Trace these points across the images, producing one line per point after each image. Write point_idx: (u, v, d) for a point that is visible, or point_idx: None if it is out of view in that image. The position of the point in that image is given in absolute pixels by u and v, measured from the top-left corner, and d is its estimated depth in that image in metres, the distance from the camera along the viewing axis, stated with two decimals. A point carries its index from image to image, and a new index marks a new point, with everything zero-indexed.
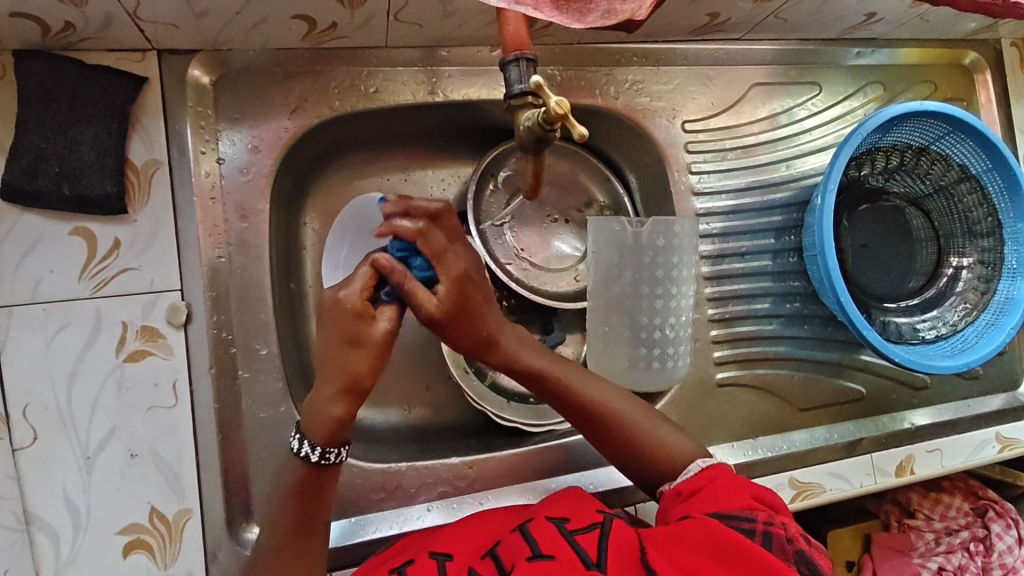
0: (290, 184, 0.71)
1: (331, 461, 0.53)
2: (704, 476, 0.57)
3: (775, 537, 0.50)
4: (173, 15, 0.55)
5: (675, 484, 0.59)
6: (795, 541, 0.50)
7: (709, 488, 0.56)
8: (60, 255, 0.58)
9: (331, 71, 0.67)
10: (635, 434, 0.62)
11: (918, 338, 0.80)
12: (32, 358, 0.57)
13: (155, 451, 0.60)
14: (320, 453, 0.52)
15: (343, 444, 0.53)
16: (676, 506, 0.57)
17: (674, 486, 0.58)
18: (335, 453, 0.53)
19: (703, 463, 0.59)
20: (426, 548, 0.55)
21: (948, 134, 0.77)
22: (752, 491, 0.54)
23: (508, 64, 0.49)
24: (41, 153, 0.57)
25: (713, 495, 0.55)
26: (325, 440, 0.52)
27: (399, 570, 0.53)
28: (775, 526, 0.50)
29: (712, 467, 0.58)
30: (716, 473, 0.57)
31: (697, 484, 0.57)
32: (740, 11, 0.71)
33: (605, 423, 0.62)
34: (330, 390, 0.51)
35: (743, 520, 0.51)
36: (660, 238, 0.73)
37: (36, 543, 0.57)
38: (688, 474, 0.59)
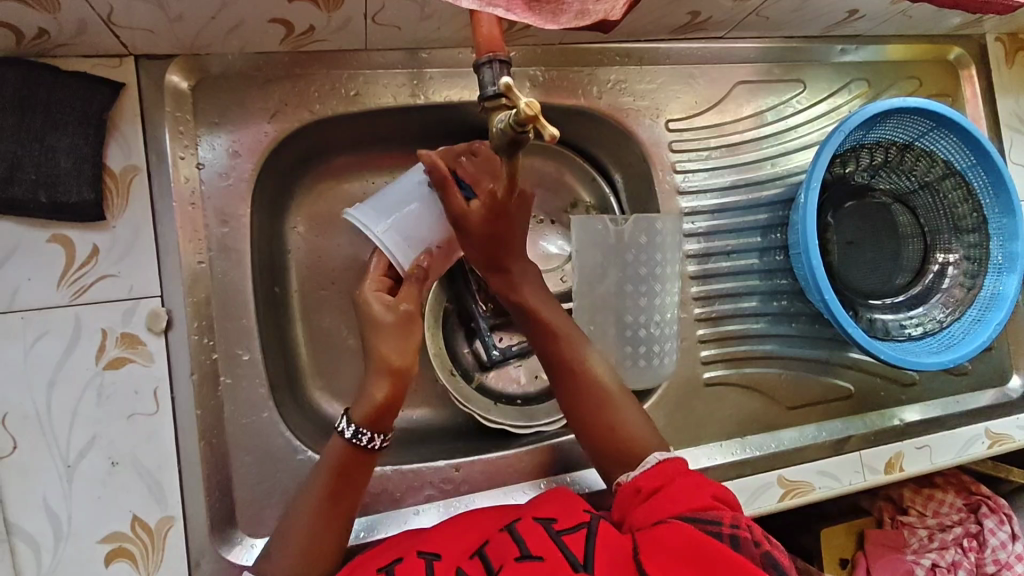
0: (272, 187, 0.71)
1: (363, 444, 0.56)
2: (661, 472, 0.57)
3: (742, 538, 0.49)
4: (148, 20, 0.55)
5: (635, 476, 0.59)
6: (761, 543, 0.49)
7: (669, 487, 0.55)
8: (37, 262, 0.58)
9: (311, 74, 0.67)
10: (615, 413, 0.63)
11: (904, 334, 0.80)
12: (10, 366, 0.57)
13: (137, 459, 0.60)
14: (354, 431, 0.56)
15: (381, 433, 0.56)
16: (636, 504, 0.56)
17: (633, 480, 0.58)
18: (368, 437, 0.56)
19: (660, 456, 0.60)
20: (414, 547, 0.55)
21: (932, 129, 0.77)
22: (712, 492, 0.54)
23: (481, 66, 0.48)
24: (17, 160, 0.57)
25: (675, 497, 0.54)
26: (365, 422, 0.56)
27: (388, 569, 0.52)
28: (740, 528, 0.50)
29: (668, 461, 0.59)
30: (673, 469, 0.58)
31: (655, 482, 0.57)
32: (721, 9, 0.70)
33: (598, 398, 0.64)
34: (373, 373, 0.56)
35: (710, 523, 0.50)
36: (643, 236, 0.73)
37: (17, 553, 0.57)
38: (646, 466, 0.59)
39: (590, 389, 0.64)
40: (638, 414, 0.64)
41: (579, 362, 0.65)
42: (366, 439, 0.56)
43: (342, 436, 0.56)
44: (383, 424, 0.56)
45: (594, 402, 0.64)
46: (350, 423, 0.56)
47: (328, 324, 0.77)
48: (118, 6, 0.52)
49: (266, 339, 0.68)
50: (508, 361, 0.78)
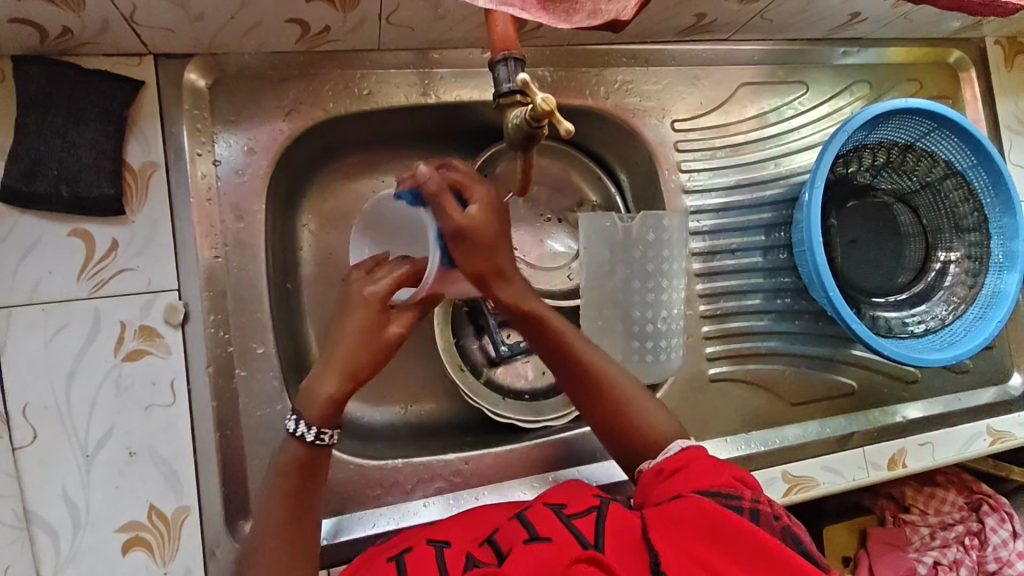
0: (286, 185, 0.73)
1: (324, 442, 0.55)
2: (684, 455, 0.58)
3: (763, 513, 0.50)
4: (169, 19, 0.56)
5: (656, 462, 0.60)
6: (780, 517, 0.51)
7: (691, 466, 0.57)
8: (58, 256, 0.59)
9: (325, 74, 0.68)
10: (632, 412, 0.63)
11: (907, 331, 0.81)
12: (30, 358, 0.58)
13: (153, 449, 0.61)
14: (315, 433, 0.54)
15: (336, 428, 0.56)
16: (659, 484, 0.58)
17: (655, 464, 0.59)
18: (328, 435, 0.55)
19: (683, 443, 0.60)
20: (425, 536, 0.56)
21: (933, 130, 0.78)
22: (735, 471, 0.56)
23: (497, 63, 0.50)
24: (40, 156, 0.58)
25: (695, 475, 0.55)
26: (319, 419, 0.55)
27: (398, 556, 0.53)
28: (761, 503, 0.51)
29: (690, 447, 0.60)
30: (695, 452, 0.59)
31: (677, 463, 0.58)
32: (726, 11, 0.72)
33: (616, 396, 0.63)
34: (330, 369, 0.55)
35: (732, 498, 0.51)
36: (651, 232, 0.73)
37: (36, 541, 0.58)
38: (667, 452, 0.60)
39: (607, 391, 0.63)
40: (656, 410, 0.63)
41: (595, 364, 0.63)
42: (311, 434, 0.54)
43: (297, 435, 0.55)
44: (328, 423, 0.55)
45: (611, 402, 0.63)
46: (304, 423, 0.54)
47: None
48: (141, 5, 0.53)
49: (279, 334, 0.69)
50: (516, 356, 0.80)
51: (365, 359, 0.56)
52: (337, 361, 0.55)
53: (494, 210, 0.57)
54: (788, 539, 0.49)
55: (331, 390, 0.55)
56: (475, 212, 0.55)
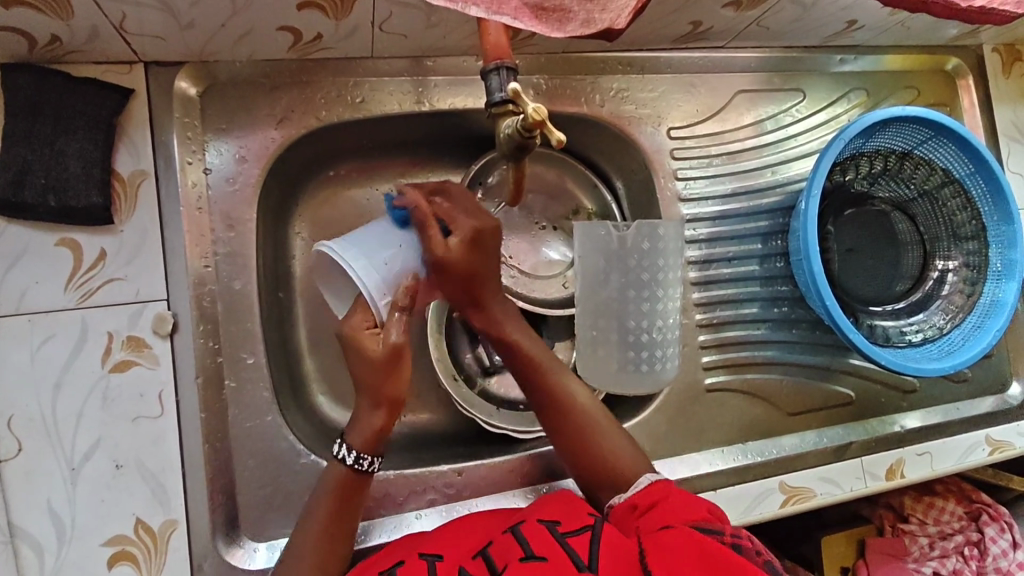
0: (278, 193, 0.72)
1: (364, 468, 0.57)
2: (657, 489, 0.58)
3: (745, 546, 0.49)
4: (159, 27, 0.55)
5: (628, 497, 0.59)
6: (763, 552, 0.50)
7: (665, 502, 0.56)
8: (45, 265, 0.58)
9: (318, 81, 0.67)
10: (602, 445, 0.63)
11: (904, 341, 0.81)
12: (17, 369, 0.57)
13: (141, 462, 0.60)
14: (355, 457, 0.56)
15: (377, 456, 0.57)
16: (633, 521, 0.57)
17: (627, 499, 0.59)
18: (368, 461, 0.57)
19: (652, 477, 0.60)
20: (416, 549, 0.55)
21: (931, 138, 0.78)
22: (710, 508, 0.55)
23: (489, 73, 0.49)
24: (27, 165, 0.57)
25: (673, 511, 0.54)
26: (364, 447, 0.56)
27: (390, 570, 0.52)
28: (742, 538, 0.51)
29: (660, 481, 0.59)
30: (669, 488, 0.58)
31: (651, 498, 0.57)
32: (723, 19, 0.71)
33: (586, 431, 0.63)
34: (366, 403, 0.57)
35: (713, 532, 0.51)
36: (645, 241, 0.71)
37: (21, 555, 0.57)
38: (637, 487, 0.59)
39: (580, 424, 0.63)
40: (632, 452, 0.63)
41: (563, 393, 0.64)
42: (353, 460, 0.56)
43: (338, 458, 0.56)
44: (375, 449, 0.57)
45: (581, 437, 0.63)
46: (347, 448, 0.56)
47: (330, 330, 0.77)
48: (131, 14, 0.53)
49: (270, 344, 0.69)
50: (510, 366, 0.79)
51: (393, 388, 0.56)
52: (368, 395, 0.56)
53: (479, 246, 0.57)
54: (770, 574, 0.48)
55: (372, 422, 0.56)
56: (456, 245, 0.56)
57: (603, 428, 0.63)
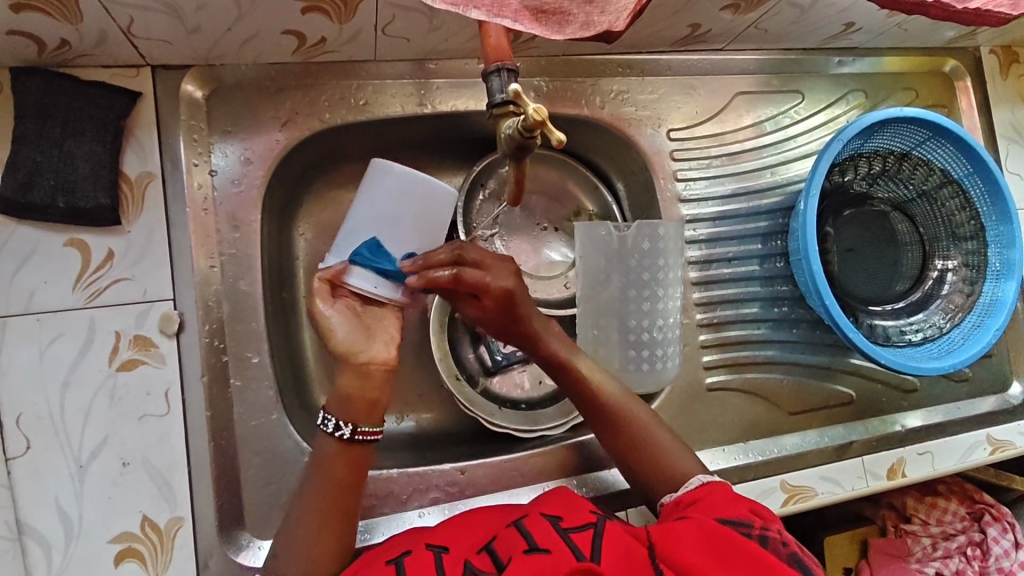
0: (282, 195, 0.73)
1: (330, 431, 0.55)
2: (701, 488, 0.59)
3: (771, 539, 0.52)
4: (167, 31, 0.56)
5: (675, 496, 0.61)
6: (789, 544, 0.52)
7: (706, 497, 0.58)
8: (53, 266, 0.59)
9: (321, 84, 0.68)
10: (651, 446, 0.64)
11: (904, 340, 0.81)
12: (26, 367, 0.58)
13: (147, 460, 0.61)
14: (324, 419, 0.56)
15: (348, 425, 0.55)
16: (675, 515, 0.59)
17: (674, 497, 0.60)
18: (331, 424, 0.55)
19: (703, 478, 0.61)
20: (422, 541, 0.55)
21: (929, 139, 0.78)
22: (746, 503, 0.56)
23: (490, 74, 0.50)
24: (36, 167, 0.58)
25: (708, 505, 0.56)
26: (334, 410, 0.56)
27: (396, 559, 0.52)
28: (770, 531, 0.53)
29: (709, 481, 0.60)
30: (712, 484, 0.60)
31: (694, 495, 0.59)
32: (721, 21, 0.72)
33: (632, 433, 0.65)
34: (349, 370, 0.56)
35: (743, 525, 0.53)
36: (646, 241, 0.73)
37: (29, 552, 0.57)
38: (688, 486, 0.61)
39: (624, 423, 0.65)
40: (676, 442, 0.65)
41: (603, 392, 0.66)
42: (332, 426, 0.55)
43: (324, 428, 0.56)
44: (359, 418, 0.55)
45: (629, 439, 0.65)
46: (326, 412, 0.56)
47: None
48: (139, 17, 0.54)
49: (275, 344, 0.70)
50: (511, 365, 0.80)
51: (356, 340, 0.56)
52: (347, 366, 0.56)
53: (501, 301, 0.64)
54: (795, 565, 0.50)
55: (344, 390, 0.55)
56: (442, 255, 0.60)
57: (650, 431, 0.65)
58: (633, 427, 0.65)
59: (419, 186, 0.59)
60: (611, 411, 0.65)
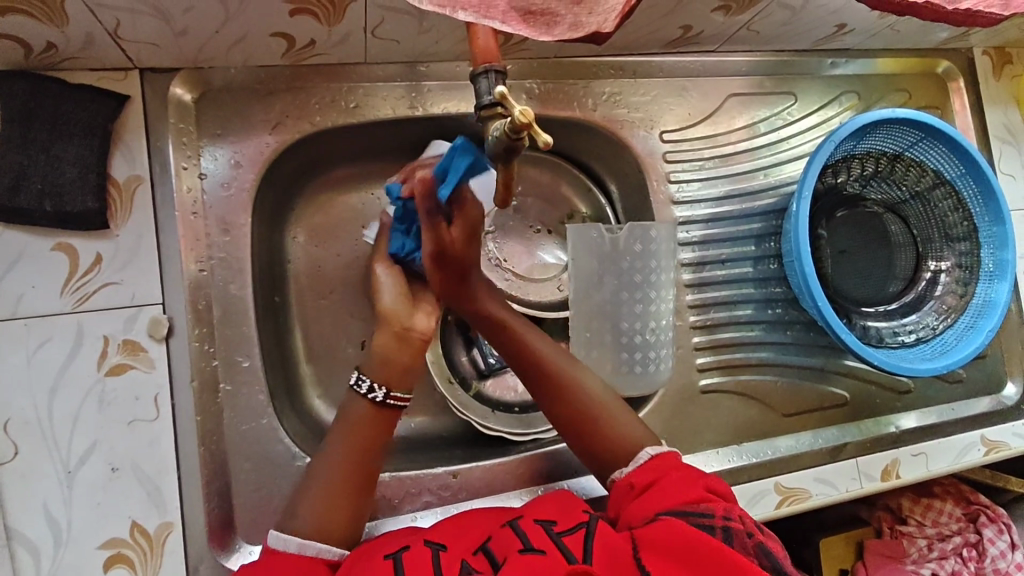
0: (273, 198, 0.73)
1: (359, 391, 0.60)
2: (655, 467, 0.59)
3: (736, 529, 0.51)
4: (154, 34, 0.56)
5: (628, 473, 0.60)
6: (754, 534, 0.51)
7: (663, 481, 0.57)
8: (41, 270, 0.59)
9: (312, 87, 0.68)
10: (599, 418, 0.63)
11: (898, 341, 0.81)
12: (13, 372, 0.57)
13: (136, 465, 0.60)
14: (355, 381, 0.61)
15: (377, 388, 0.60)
16: (628, 501, 0.58)
17: (626, 477, 0.60)
18: (363, 385, 0.60)
19: (653, 451, 0.61)
20: (420, 538, 0.55)
21: (921, 140, 0.78)
22: (706, 484, 0.56)
23: (477, 76, 0.49)
24: (23, 171, 0.58)
25: (667, 492, 0.56)
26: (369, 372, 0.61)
27: (395, 553, 0.52)
28: (733, 520, 0.52)
29: (661, 455, 0.60)
30: (666, 464, 0.59)
31: (649, 477, 0.59)
32: (712, 23, 0.72)
33: (579, 404, 0.64)
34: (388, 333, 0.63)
35: (704, 516, 0.52)
36: (637, 243, 0.73)
37: (17, 559, 0.57)
38: (637, 462, 0.60)
39: (569, 393, 0.64)
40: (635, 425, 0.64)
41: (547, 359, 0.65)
42: (366, 387, 0.60)
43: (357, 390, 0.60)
44: (392, 380, 0.60)
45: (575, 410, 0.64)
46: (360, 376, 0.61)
47: (327, 334, 0.77)
48: (125, 20, 0.53)
49: (266, 348, 0.69)
50: (505, 368, 0.80)
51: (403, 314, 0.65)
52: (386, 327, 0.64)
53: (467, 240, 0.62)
54: (763, 556, 0.50)
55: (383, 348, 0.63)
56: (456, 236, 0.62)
57: (597, 400, 0.64)
58: (578, 396, 0.64)
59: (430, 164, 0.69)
60: (558, 381, 0.64)
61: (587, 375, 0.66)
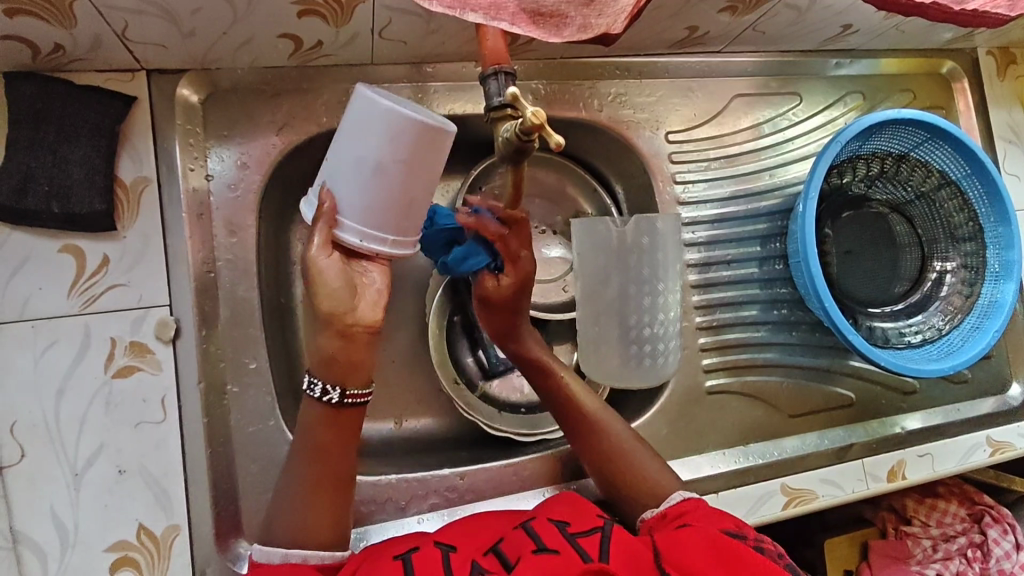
0: (279, 200, 0.72)
1: (316, 393, 0.54)
2: (687, 503, 0.59)
3: (767, 548, 0.51)
4: (161, 35, 0.56)
5: (657, 511, 0.60)
6: (783, 554, 0.51)
7: (694, 511, 0.57)
8: (48, 272, 0.58)
9: (318, 88, 0.68)
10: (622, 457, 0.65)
11: (904, 342, 0.81)
12: (20, 374, 0.57)
13: (144, 467, 0.60)
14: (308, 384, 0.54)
15: (338, 386, 0.54)
16: (661, 530, 0.58)
17: (657, 511, 0.60)
18: (321, 386, 0.54)
19: (683, 494, 0.60)
20: (430, 539, 0.55)
21: (926, 141, 0.78)
22: (737, 516, 0.56)
23: (488, 78, 0.50)
24: (30, 172, 0.58)
25: (699, 518, 0.55)
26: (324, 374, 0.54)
27: (404, 553, 0.52)
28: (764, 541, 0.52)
29: (690, 498, 0.60)
30: (698, 499, 0.59)
31: (681, 509, 0.58)
32: (719, 24, 0.72)
33: (602, 442, 0.65)
34: (330, 331, 0.52)
35: (736, 535, 0.52)
36: (644, 237, 0.72)
37: (24, 561, 0.57)
38: (668, 501, 0.60)
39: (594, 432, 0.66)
40: (658, 465, 0.64)
41: (572, 396, 0.68)
42: (319, 390, 0.54)
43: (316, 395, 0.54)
44: (346, 379, 0.53)
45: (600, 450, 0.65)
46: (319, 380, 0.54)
47: None
48: (134, 21, 0.53)
49: (272, 349, 0.69)
50: (511, 369, 0.79)
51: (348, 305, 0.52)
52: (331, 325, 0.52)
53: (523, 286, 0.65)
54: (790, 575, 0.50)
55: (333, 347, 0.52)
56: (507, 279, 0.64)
57: (620, 439, 0.65)
58: (602, 435, 0.66)
59: (412, 127, 0.48)
60: (583, 419, 0.67)
61: (613, 414, 0.67)
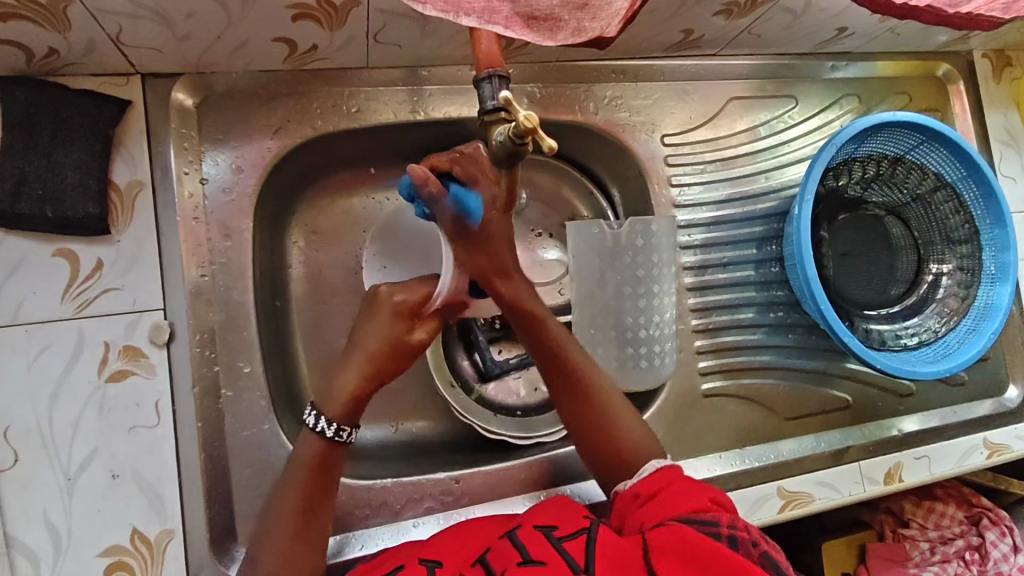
0: (274, 203, 0.72)
1: (341, 438, 0.57)
2: (659, 477, 0.58)
3: (744, 538, 0.51)
4: (155, 39, 0.56)
5: (631, 485, 0.60)
6: (759, 542, 0.51)
7: (667, 489, 0.57)
8: (42, 277, 0.58)
9: (313, 92, 0.68)
10: (616, 426, 0.64)
11: (900, 344, 0.81)
12: (14, 379, 0.57)
13: (138, 472, 0.60)
14: (335, 429, 0.56)
15: (354, 425, 0.57)
16: (635, 509, 0.57)
17: (631, 487, 0.59)
18: (346, 432, 0.57)
19: (658, 464, 0.60)
20: (415, 554, 0.55)
21: (922, 143, 0.78)
22: (710, 493, 0.55)
23: (481, 81, 0.49)
24: (24, 177, 0.58)
25: (672, 500, 0.55)
26: (340, 417, 0.56)
27: (390, 575, 0.52)
28: (739, 529, 0.51)
29: (666, 467, 0.60)
30: (671, 474, 0.59)
31: (653, 487, 0.58)
32: (714, 27, 0.72)
33: (600, 409, 0.64)
34: (356, 370, 0.58)
35: (709, 524, 0.51)
36: (638, 238, 0.73)
37: (17, 567, 0.56)
38: (643, 473, 0.60)
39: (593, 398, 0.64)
40: (638, 428, 0.64)
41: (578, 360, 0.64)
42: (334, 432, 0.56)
43: (316, 431, 0.56)
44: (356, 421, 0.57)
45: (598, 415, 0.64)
46: (325, 419, 0.56)
47: (327, 338, 0.77)
48: (127, 25, 0.53)
49: (267, 353, 0.69)
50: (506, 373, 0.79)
51: (387, 362, 0.58)
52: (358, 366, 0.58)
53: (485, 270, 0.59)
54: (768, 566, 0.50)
55: (355, 388, 0.57)
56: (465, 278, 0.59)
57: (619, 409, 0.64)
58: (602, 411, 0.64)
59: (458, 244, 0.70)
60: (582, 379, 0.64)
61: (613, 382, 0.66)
